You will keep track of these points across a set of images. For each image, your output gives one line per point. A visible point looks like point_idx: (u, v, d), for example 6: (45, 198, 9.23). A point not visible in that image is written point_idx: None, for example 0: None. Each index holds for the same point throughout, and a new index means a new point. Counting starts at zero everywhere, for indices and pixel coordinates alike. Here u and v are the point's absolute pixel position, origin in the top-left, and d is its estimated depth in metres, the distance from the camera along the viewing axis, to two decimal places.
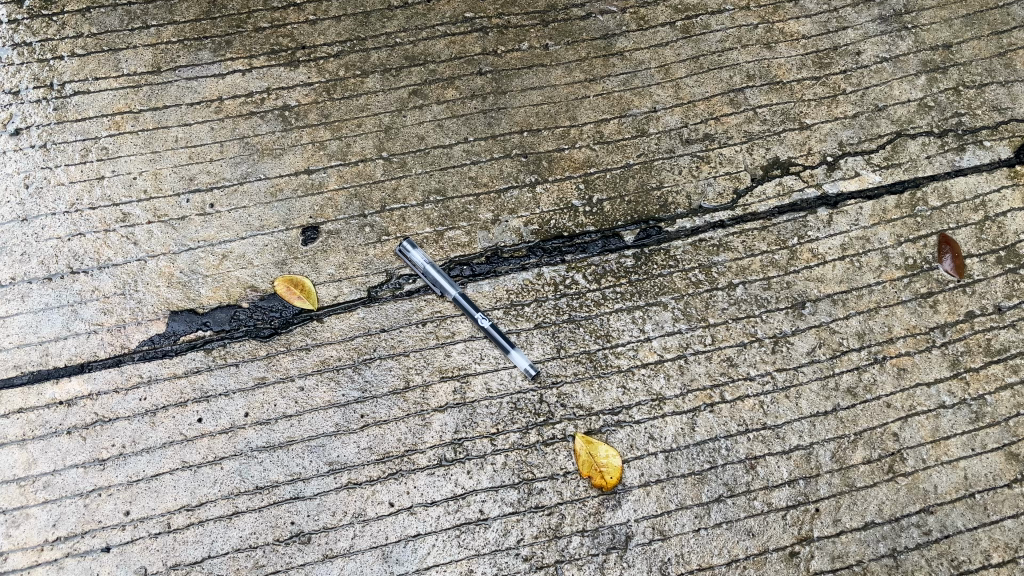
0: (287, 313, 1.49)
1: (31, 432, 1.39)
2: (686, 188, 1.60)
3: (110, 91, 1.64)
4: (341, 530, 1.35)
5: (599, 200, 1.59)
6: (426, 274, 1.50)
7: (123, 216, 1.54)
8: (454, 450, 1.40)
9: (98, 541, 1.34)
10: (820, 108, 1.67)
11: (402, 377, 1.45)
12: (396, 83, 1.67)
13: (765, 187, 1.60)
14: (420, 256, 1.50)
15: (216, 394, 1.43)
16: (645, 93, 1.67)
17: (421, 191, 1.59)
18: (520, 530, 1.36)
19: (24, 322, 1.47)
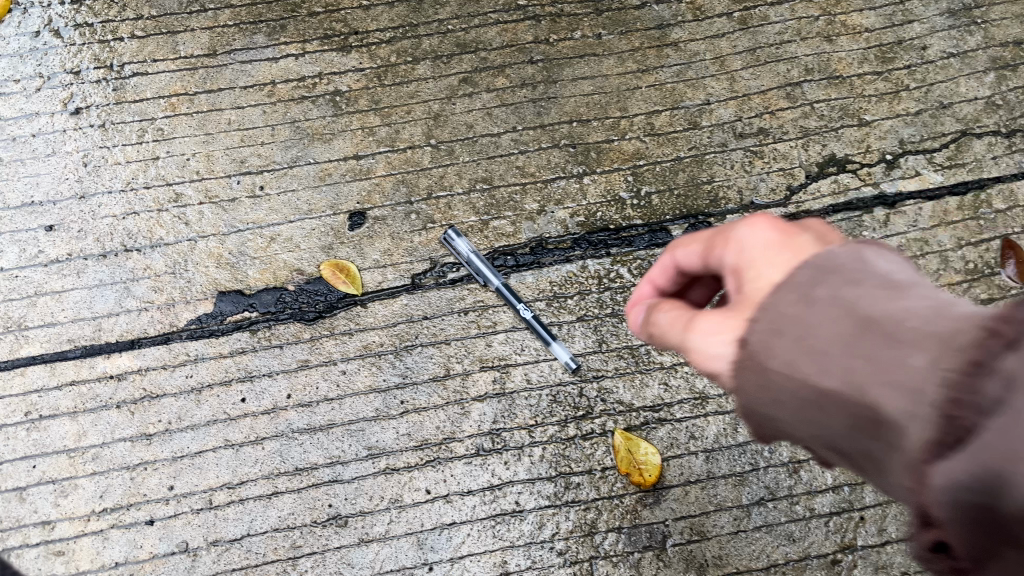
0: (332, 297, 1.50)
1: (82, 405, 1.43)
2: (738, 183, 1.56)
3: (168, 73, 1.66)
4: (378, 515, 1.36)
5: (648, 193, 1.56)
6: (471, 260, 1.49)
7: (176, 197, 1.57)
8: (492, 440, 1.40)
9: (143, 514, 1.37)
10: (880, 104, 1.62)
11: (442, 365, 1.45)
12: (446, 71, 1.67)
13: (820, 185, 1.56)
14: (464, 245, 1.49)
15: (260, 374, 1.45)
16: (699, 84, 1.64)
17: (467, 179, 1.58)
18: (556, 523, 1.35)
19: (78, 297, 1.50)
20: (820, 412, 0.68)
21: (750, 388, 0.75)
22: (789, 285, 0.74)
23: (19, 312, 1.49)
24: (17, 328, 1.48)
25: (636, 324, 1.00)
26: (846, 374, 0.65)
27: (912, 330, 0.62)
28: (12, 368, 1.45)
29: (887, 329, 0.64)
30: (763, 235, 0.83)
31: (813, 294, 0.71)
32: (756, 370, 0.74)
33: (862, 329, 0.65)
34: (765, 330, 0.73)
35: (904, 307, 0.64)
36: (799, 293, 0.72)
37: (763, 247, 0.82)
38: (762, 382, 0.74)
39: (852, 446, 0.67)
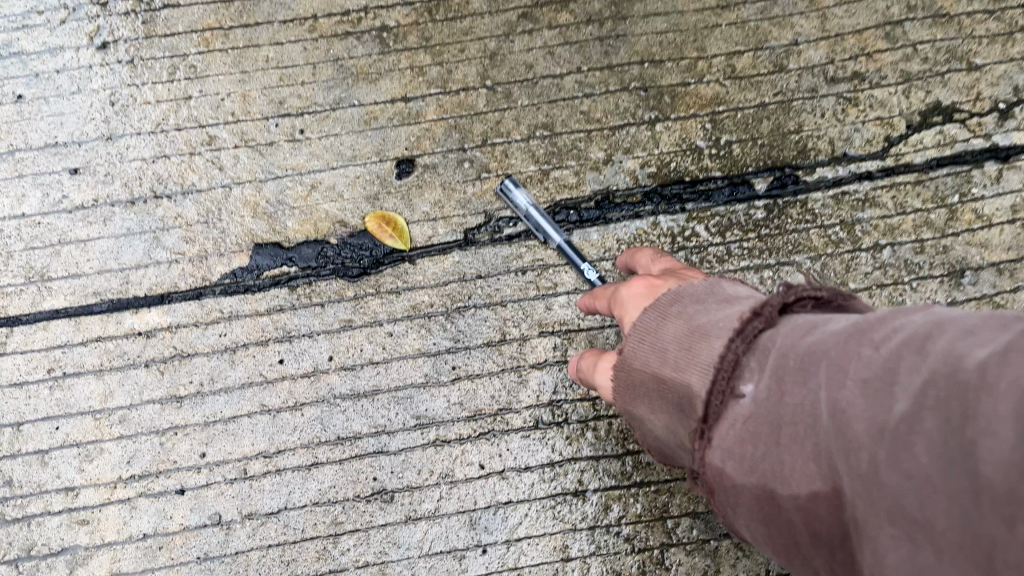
0: (378, 252, 1.37)
1: (109, 363, 1.32)
2: (829, 133, 1.40)
3: (201, 5, 1.49)
4: (427, 490, 1.25)
5: (728, 142, 1.40)
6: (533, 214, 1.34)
7: (209, 139, 1.44)
8: (552, 413, 1.27)
9: (173, 482, 1.27)
10: (992, 46, 1.43)
11: (498, 329, 1.32)
12: (504, 5, 1.48)
13: (922, 136, 1.39)
14: (522, 197, 1.33)
15: (300, 334, 1.33)
16: (786, 23, 1.45)
17: (526, 125, 1.43)
18: (624, 506, 1.23)
19: (105, 247, 1.38)
20: (663, 398, 0.90)
21: (617, 389, 0.99)
22: (654, 306, 0.96)
23: (42, 262, 1.38)
24: (39, 279, 1.37)
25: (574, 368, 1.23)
26: (673, 366, 0.87)
27: (718, 329, 0.84)
28: (33, 322, 1.34)
29: (706, 331, 0.86)
30: (637, 287, 1.12)
31: (664, 308, 0.95)
32: (621, 374, 0.97)
33: (694, 335, 0.87)
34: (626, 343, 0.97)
35: (718, 316, 0.87)
36: (661, 311, 0.95)
37: (634, 298, 1.11)
38: (623, 384, 0.97)
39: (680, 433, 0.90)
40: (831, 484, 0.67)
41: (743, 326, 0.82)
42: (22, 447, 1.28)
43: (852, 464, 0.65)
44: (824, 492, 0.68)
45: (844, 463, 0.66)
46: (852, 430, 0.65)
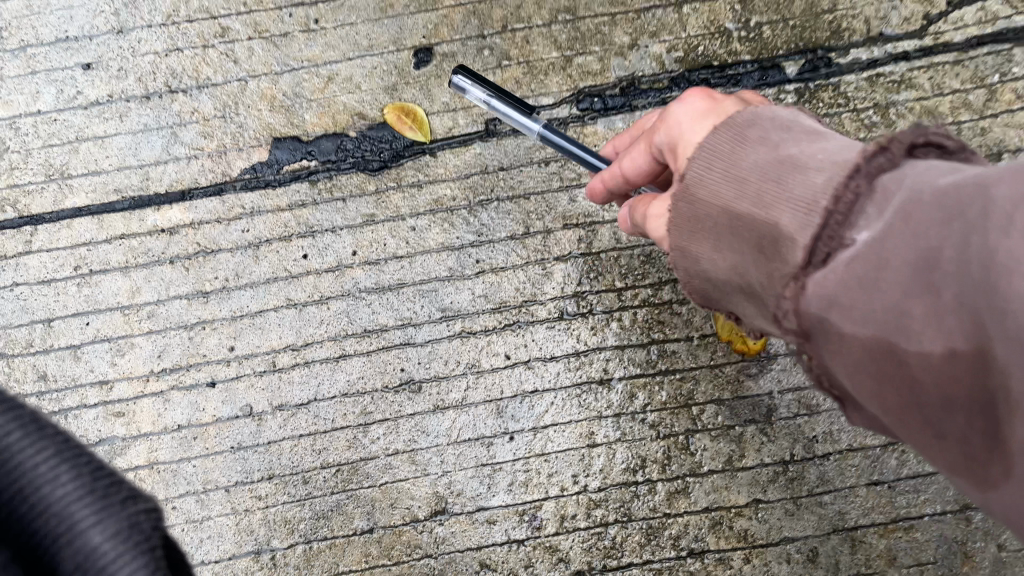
0: (398, 145, 1.35)
1: (134, 261, 1.32)
2: (865, 12, 1.33)
3: None
4: (454, 381, 1.26)
5: (758, 23, 1.35)
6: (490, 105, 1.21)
7: (222, 31, 1.39)
8: (577, 303, 1.27)
9: (204, 375, 1.28)
10: None
11: (521, 222, 1.31)
12: None
13: (964, 13, 1.32)
14: (478, 92, 1.21)
15: (322, 230, 1.32)
16: None
17: (548, 9, 1.37)
18: (649, 394, 1.24)
19: (123, 143, 1.37)
20: (730, 240, 0.74)
21: (671, 224, 0.80)
22: (726, 129, 0.78)
23: (61, 160, 1.37)
24: (60, 177, 1.36)
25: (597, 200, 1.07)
26: (761, 202, 0.70)
27: (827, 161, 0.67)
28: (57, 220, 1.34)
29: (801, 162, 0.69)
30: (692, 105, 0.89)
31: (747, 135, 0.76)
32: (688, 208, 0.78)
33: (782, 163, 0.70)
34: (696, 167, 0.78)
35: (816, 147, 0.70)
36: (737, 136, 0.76)
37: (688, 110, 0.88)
38: (686, 219, 0.79)
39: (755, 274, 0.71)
40: (966, 345, 0.53)
41: (868, 162, 0.64)
42: (55, 343, 1.30)
43: (1009, 325, 0.50)
44: (958, 353, 0.54)
45: (995, 323, 0.50)
46: (1011, 285, 0.49)
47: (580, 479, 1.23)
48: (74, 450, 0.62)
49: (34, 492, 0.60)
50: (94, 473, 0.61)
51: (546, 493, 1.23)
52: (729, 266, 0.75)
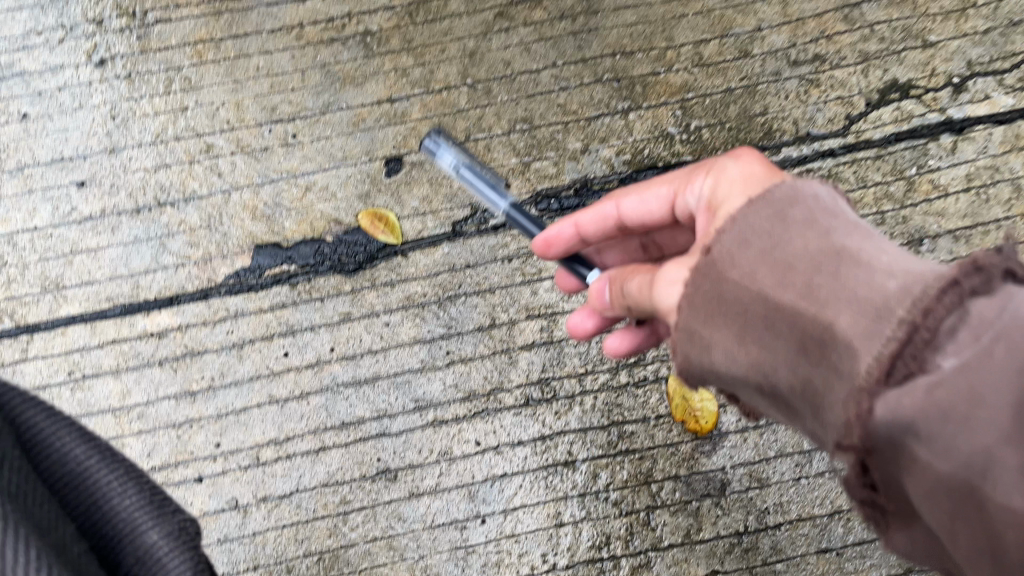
0: (371, 247, 1.45)
1: (125, 364, 1.41)
2: (793, 114, 1.49)
3: (192, 19, 1.59)
4: (428, 468, 1.34)
5: (697, 127, 1.49)
6: (459, 173, 1.29)
7: (207, 147, 1.52)
8: (541, 390, 1.36)
9: (191, 472, 1.35)
10: (946, 24, 1.53)
11: (487, 315, 1.41)
12: (480, 6, 1.58)
13: (881, 113, 1.48)
14: (449, 157, 1.29)
15: (302, 328, 1.42)
16: (750, 10, 1.55)
17: (507, 119, 1.51)
18: (611, 473, 1.32)
19: (114, 254, 1.47)
20: (768, 331, 0.76)
21: (694, 302, 0.82)
22: (779, 220, 0.78)
23: (56, 272, 1.46)
24: (55, 288, 1.45)
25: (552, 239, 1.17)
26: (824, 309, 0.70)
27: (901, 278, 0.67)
28: (52, 329, 1.43)
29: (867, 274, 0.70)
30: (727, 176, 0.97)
31: (790, 217, 0.78)
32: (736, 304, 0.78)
33: (836, 263, 0.72)
34: (727, 240, 0.81)
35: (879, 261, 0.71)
36: (792, 232, 0.77)
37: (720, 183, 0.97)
38: (716, 299, 0.81)
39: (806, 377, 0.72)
40: None
41: (957, 282, 0.63)
42: None
43: None
44: None
45: None
46: None
47: (549, 558, 1.30)
48: (137, 470, 0.72)
49: (105, 501, 0.69)
50: (153, 489, 0.71)
51: (517, 572, 1.30)
52: (755, 359, 0.77)
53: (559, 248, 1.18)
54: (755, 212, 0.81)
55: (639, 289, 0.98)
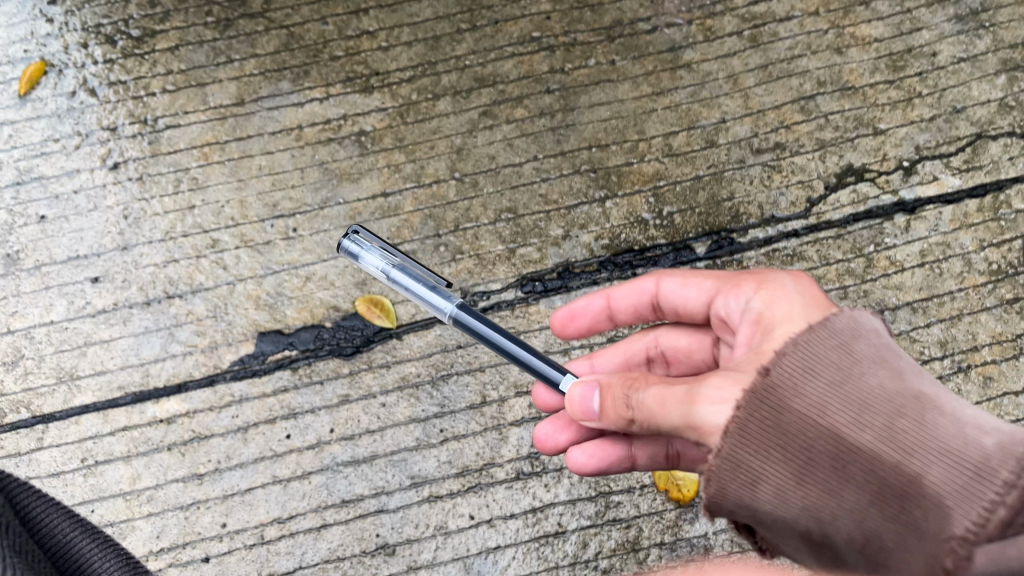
0: (368, 331, 1.55)
1: (135, 450, 1.48)
2: (758, 198, 1.61)
3: (199, 124, 1.72)
4: (425, 542, 1.40)
5: (670, 212, 1.61)
6: (388, 275, 1.32)
7: (213, 242, 1.62)
8: (531, 464, 1.44)
9: (198, 551, 1.42)
10: (894, 112, 1.67)
11: (478, 393, 1.49)
12: (466, 106, 1.71)
13: (839, 196, 1.60)
14: (375, 262, 1.31)
15: (303, 411, 1.49)
16: (714, 104, 1.69)
17: (493, 210, 1.63)
18: (599, 542, 1.39)
19: (125, 345, 1.56)
20: (839, 468, 0.89)
21: (748, 434, 0.92)
22: (851, 365, 0.93)
23: (71, 363, 1.55)
24: (69, 379, 1.54)
25: (578, 308, 1.34)
26: (911, 459, 0.86)
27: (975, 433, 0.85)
28: (66, 417, 1.50)
29: (945, 426, 0.86)
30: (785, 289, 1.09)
31: (859, 357, 0.95)
32: (812, 444, 0.91)
33: (909, 410, 0.89)
34: (787, 367, 0.94)
35: (943, 411, 0.88)
36: (863, 374, 0.93)
37: (774, 296, 1.08)
38: (773, 432, 0.92)
39: (880, 515, 0.87)
40: None
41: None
42: None
43: None
44: None
45: None
46: None
47: None
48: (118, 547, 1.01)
49: (90, 567, 0.98)
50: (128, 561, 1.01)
51: None
52: (819, 498, 0.91)
53: (582, 320, 1.35)
54: (816, 344, 0.95)
55: (660, 401, 1.00)
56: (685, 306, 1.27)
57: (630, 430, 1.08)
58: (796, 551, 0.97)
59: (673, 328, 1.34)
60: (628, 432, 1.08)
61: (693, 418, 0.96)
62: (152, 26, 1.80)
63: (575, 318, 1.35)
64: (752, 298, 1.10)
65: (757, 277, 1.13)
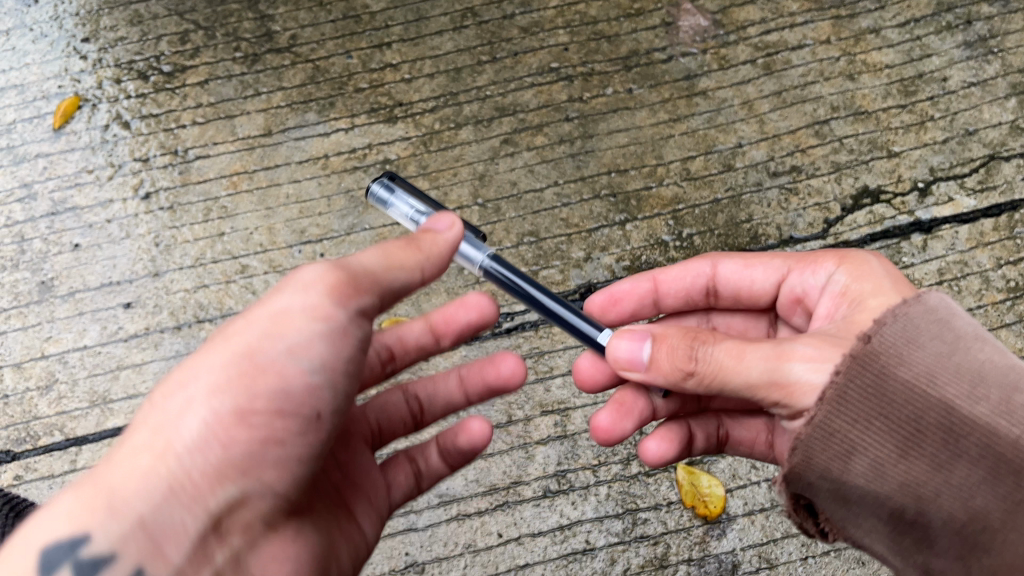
0: None
1: None
2: (776, 220, 1.64)
3: (228, 154, 1.77)
4: (454, 560, 1.41)
5: (689, 234, 1.64)
6: (417, 223, 1.25)
7: (242, 268, 1.66)
8: (558, 482, 1.45)
9: None
10: (907, 135, 1.71)
11: (504, 412, 1.51)
12: (488, 134, 1.76)
13: (856, 216, 1.63)
14: (405, 209, 1.26)
15: None
16: (730, 129, 1.73)
17: (515, 234, 1.66)
18: (627, 559, 1.40)
19: (157, 368, 1.59)
20: (944, 438, 0.96)
21: (855, 402, 0.98)
22: (950, 340, 1.00)
23: (103, 386, 1.58)
24: (102, 402, 1.56)
25: (623, 289, 1.33)
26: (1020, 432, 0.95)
27: None
28: (99, 439, 1.53)
29: None
30: (865, 264, 1.15)
31: (958, 333, 1.01)
32: (918, 414, 0.97)
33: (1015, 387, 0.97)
34: (892, 336, 0.99)
35: None
36: (963, 349, 0.99)
37: (858, 270, 1.14)
38: (880, 403, 0.98)
39: (982, 483, 0.96)
40: None
41: None
42: None
43: None
44: None
45: None
46: None
47: None
48: None
49: None
50: None
51: None
52: (921, 466, 0.97)
53: (626, 303, 1.34)
54: (915, 318, 1.01)
55: (736, 354, 1.00)
56: (750, 284, 1.28)
57: (679, 386, 1.05)
58: (868, 526, 1.01)
59: (728, 313, 1.36)
60: (675, 387, 1.05)
61: (782, 373, 0.99)
62: (183, 61, 1.86)
63: (621, 299, 1.33)
64: (836, 273, 1.16)
65: (838, 254, 1.18)
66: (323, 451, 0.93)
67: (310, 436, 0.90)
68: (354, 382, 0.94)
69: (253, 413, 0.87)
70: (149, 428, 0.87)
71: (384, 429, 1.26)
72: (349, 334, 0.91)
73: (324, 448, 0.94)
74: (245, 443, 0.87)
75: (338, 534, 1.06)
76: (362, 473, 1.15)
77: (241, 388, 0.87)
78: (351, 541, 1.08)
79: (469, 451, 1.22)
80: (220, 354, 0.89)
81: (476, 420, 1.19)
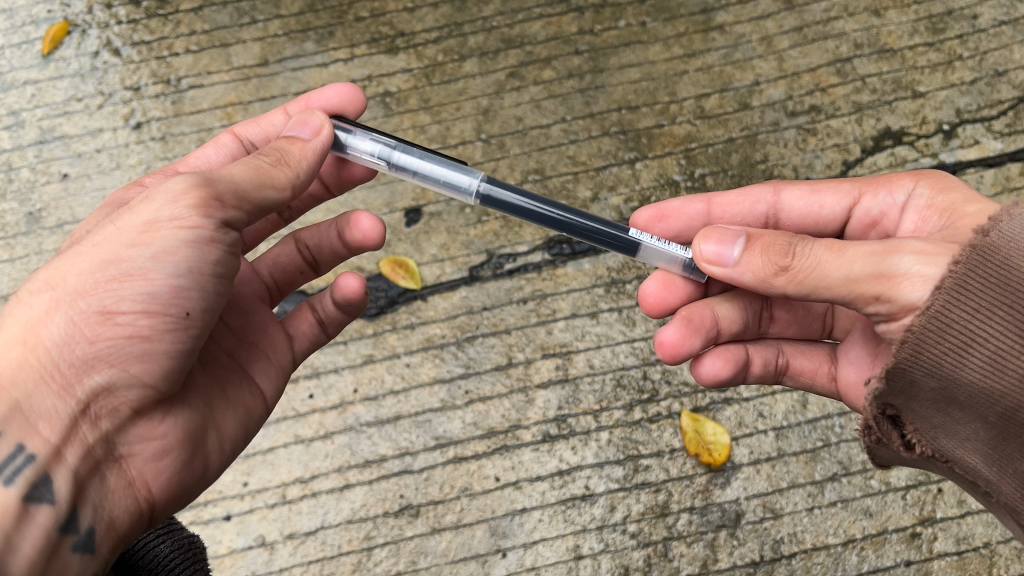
0: (393, 292, 1.50)
1: None
2: (793, 161, 1.57)
3: (223, 84, 1.70)
4: (449, 504, 1.37)
5: (701, 174, 1.57)
6: (394, 162, 1.13)
7: None
8: (557, 426, 1.41)
9: (220, 510, 1.37)
10: (933, 75, 1.62)
11: (504, 354, 1.46)
12: (494, 67, 1.68)
13: (877, 159, 1.56)
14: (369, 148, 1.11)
15: (327, 370, 1.46)
16: (747, 66, 1.65)
17: (520, 171, 1.59)
18: (627, 506, 1.36)
19: None
20: None
21: (976, 295, 0.89)
22: None
23: None
24: None
25: (671, 206, 1.23)
26: None
27: None
28: None
29: None
30: (948, 180, 1.09)
31: None
32: None
33: None
34: (1013, 232, 0.91)
35: None
36: None
37: (942, 185, 1.08)
38: (1004, 296, 0.89)
39: None
40: None
41: None
42: None
43: None
44: None
45: None
46: None
47: None
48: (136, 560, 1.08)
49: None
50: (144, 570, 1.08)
51: None
52: None
53: (673, 223, 1.24)
54: None
55: (836, 249, 0.94)
56: (818, 212, 1.19)
57: (771, 285, 0.99)
58: (965, 433, 0.97)
59: None
60: (767, 287, 1.00)
61: (885, 266, 0.92)
62: None
63: (668, 215, 1.23)
64: (917, 188, 1.10)
65: (915, 173, 1.13)
66: (195, 346, 0.92)
67: (178, 334, 0.90)
68: (224, 284, 0.93)
69: (118, 313, 0.86)
70: (16, 325, 0.87)
71: (282, 281, 1.25)
72: (216, 240, 0.90)
73: (195, 345, 0.93)
74: (112, 338, 0.87)
75: (221, 405, 1.04)
76: (258, 326, 1.13)
77: (108, 290, 0.87)
78: (240, 408, 1.06)
79: (352, 304, 1.16)
80: (87, 259, 0.88)
81: (347, 275, 1.13)
